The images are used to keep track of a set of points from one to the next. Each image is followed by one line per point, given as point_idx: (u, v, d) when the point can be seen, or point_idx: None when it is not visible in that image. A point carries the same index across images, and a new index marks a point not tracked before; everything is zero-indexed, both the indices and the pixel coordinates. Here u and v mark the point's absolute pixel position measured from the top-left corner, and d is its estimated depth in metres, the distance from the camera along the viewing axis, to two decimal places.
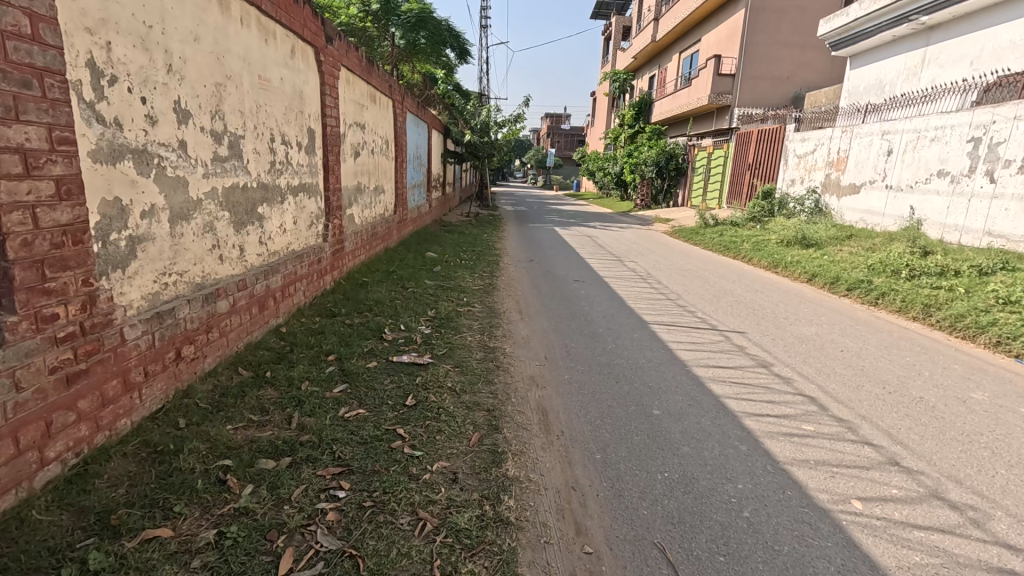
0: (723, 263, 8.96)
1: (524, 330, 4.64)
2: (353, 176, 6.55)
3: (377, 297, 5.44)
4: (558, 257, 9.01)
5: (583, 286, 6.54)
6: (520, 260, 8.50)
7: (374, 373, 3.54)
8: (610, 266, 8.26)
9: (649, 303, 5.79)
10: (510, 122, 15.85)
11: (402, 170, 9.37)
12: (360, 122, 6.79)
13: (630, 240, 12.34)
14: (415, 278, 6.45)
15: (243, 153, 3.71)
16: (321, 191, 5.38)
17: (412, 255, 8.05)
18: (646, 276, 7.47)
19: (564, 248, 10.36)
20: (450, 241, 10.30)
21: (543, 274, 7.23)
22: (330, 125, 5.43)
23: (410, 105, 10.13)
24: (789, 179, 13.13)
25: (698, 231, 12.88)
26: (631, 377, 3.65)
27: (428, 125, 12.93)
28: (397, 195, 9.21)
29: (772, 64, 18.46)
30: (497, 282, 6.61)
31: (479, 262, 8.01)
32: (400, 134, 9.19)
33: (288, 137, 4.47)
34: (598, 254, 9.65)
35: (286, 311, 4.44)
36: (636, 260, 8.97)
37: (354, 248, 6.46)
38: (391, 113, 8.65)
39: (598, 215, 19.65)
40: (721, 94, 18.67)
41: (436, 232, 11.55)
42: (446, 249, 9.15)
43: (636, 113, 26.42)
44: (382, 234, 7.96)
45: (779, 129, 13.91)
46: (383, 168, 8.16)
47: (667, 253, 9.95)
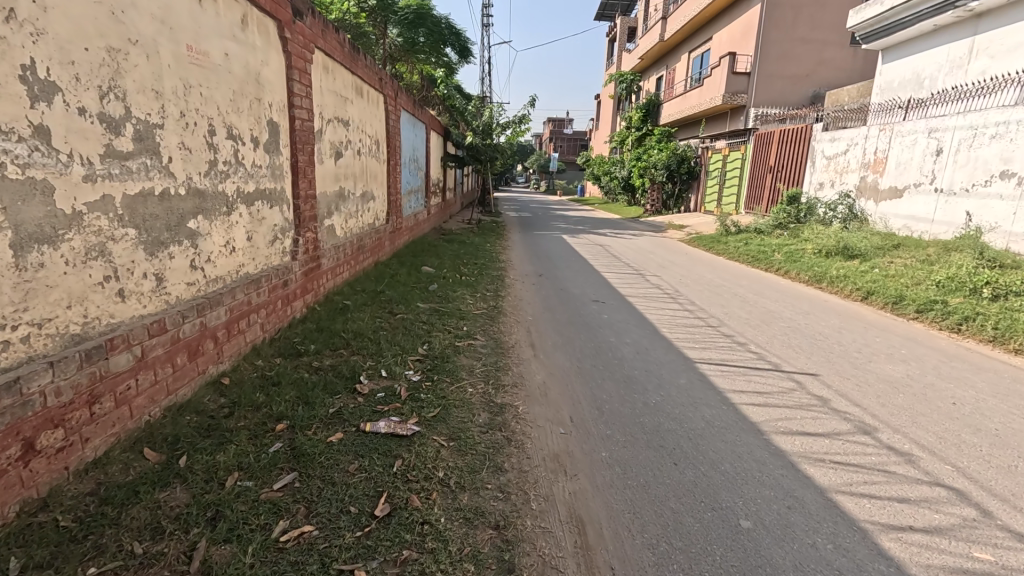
0: (757, 276, 7.96)
1: (540, 374, 3.65)
2: (333, 181, 5.58)
3: (357, 328, 4.46)
4: (570, 270, 8.02)
5: (604, 308, 5.54)
6: (528, 274, 7.54)
7: (336, 454, 2.53)
8: (631, 281, 7.27)
9: (689, 332, 4.78)
10: (514, 123, 14.91)
11: (394, 174, 8.39)
12: (343, 118, 5.83)
13: (645, 249, 11.38)
14: (406, 301, 5.46)
15: (162, 149, 2.73)
16: (288, 199, 4.39)
17: (406, 270, 7.09)
18: (674, 294, 6.48)
19: (575, 259, 9.37)
20: (450, 252, 9.33)
21: (556, 293, 6.24)
22: (300, 118, 4.46)
23: (405, 102, 9.19)
24: (817, 183, 12.12)
25: (719, 239, 11.89)
26: (691, 450, 2.66)
27: (426, 126, 11.99)
28: (389, 202, 8.25)
29: (789, 62, 17.50)
30: (504, 303, 5.61)
31: (482, 277, 7.03)
32: (393, 134, 8.25)
33: (237, 129, 3.50)
34: (615, 266, 8.67)
35: (234, 354, 3.45)
36: (659, 274, 7.97)
37: (334, 266, 5.49)
38: (382, 110, 7.69)
39: (605, 221, 18.73)
40: (735, 93, 17.78)
41: (435, 241, 10.59)
42: (444, 261, 8.19)
43: (644, 114, 25.51)
44: (371, 247, 7.00)
45: (804, 128, 12.91)
46: (372, 172, 7.19)
47: (691, 264, 8.96)
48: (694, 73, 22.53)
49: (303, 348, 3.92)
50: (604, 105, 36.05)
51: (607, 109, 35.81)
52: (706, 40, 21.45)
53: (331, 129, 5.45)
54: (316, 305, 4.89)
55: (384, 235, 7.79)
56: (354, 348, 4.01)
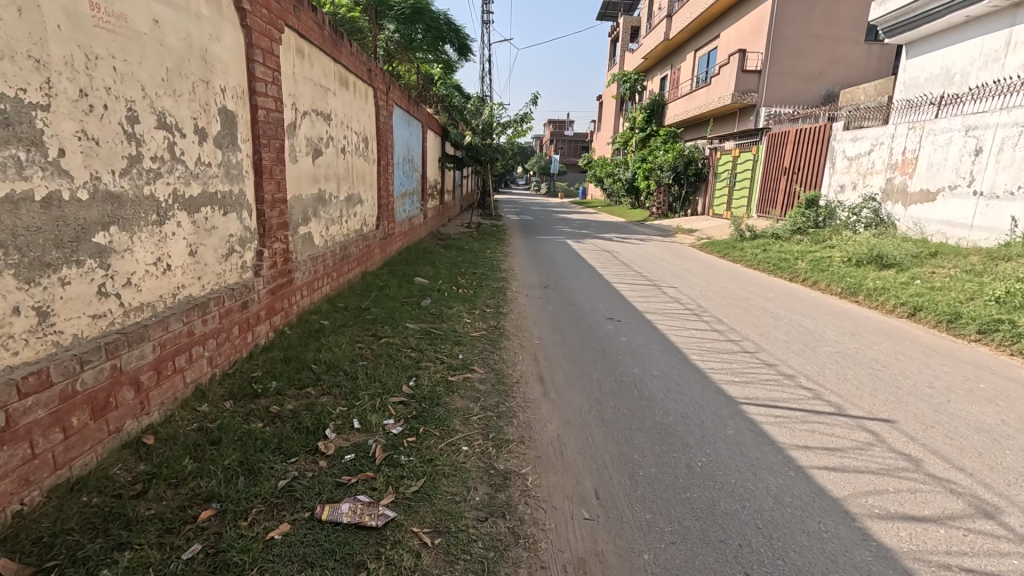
0: (783, 288, 7.26)
1: (552, 421, 2.96)
2: (311, 182, 4.88)
3: (332, 359, 3.75)
4: (578, 280, 7.34)
5: (621, 329, 4.85)
6: (533, 286, 6.85)
7: (274, 561, 1.82)
8: (647, 293, 6.55)
9: (724, 361, 4.06)
10: (516, 122, 14.20)
11: (385, 175, 7.67)
12: (323, 110, 5.12)
13: (655, 255, 10.66)
14: (395, 320, 4.75)
15: (46, 137, 2.02)
16: (250, 204, 3.69)
17: (397, 282, 6.39)
18: (696, 310, 5.76)
19: (582, 267, 8.68)
20: (446, 260, 8.60)
21: (565, 309, 5.56)
22: (264, 108, 3.75)
23: (399, 97, 8.50)
24: (837, 185, 11.41)
25: (733, 244, 11.20)
26: (762, 548, 1.97)
27: (422, 124, 11.25)
28: (380, 206, 7.52)
29: (801, 60, 16.83)
30: (506, 323, 4.91)
31: (481, 290, 6.32)
32: (384, 131, 7.54)
33: (174, 117, 2.80)
34: (626, 275, 7.97)
35: (167, 400, 2.74)
36: (676, 284, 7.26)
37: (310, 281, 4.77)
38: (372, 105, 7.00)
39: (608, 224, 18.03)
40: (745, 92, 17.07)
41: (432, 248, 9.87)
42: (440, 270, 7.49)
43: (648, 115, 24.84)
44: (357, 255, 6.28)
45: (823, 127, 12.19)
46: (359, 172, 6.49)
47: (708, 273, 8.24)
48: (701, 72, 21.86)
49: (261, 388, 3.20)
50: (607, 106, 35.33)
51: (609, 110, 35.09)
52: (713, 37, 20.76)
53: (308, 123, 4.74)
54: (287, 329, 4.18)
55: (374, 243, 7.07)
56: (324, 387, 3.29)
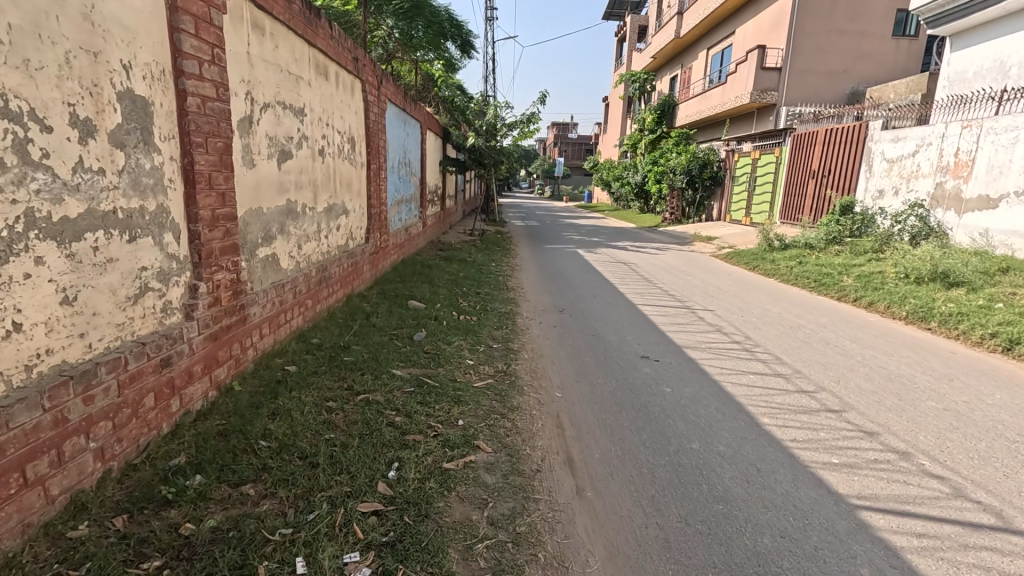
0: (835, 310, 6.27)
1: (596, 551, 2.02)
2: (276, 191, 3.93)
3: (289, 432, 2.80)
4: (599, 301, 6.41)
5: (661, 374, 3.91)
6: (548, 309, 5.92)
7: None
8: (680, 320, 5.56)
9: (809, 428, 3.08)
10: (521, 123, 13.24)
11: (375, 181, 6.71)
12: (293, 103, 4.18)
13: (677, 267, 9.69)
14: (379, 365, 3.80)
15: None
16: (178, 224, 2.74)
17: (388, 309, 5.44)
18: (744, 343, 4.78)
19: (599, 284, 7.72)
20: (446, 275, 7.65)
21: (588, 344, 4.62)
22: (198, 95, 2.81)
23: (393, 93, 7.57)
24: (875, 190, 10.43)
25: (761, 255, 10.23)
26: None
27: (421, 125, 10.30)
28: (369, 216, 6.57)
29: (824, 56, 15.88)
30: (519, 367, 3.95)
31: (487, 317, 5.36)
32: (374, 131, 6.58)
33: (26, 100, 1.85)
34: (651, 293, 7.01)
35: (6, 536, 1.78)
36: (711, 305, 6.29)
37: (273, 315, 3.82)
38: (360, 99, 6.06)
39: (620, 231, 17.08)
40: (765, 90, 16.13)
41: (430, 260, 8.93)
42: (439, 290, 6.53)
43: (659, 116, 23.90)
44: (341, 277, 5.34)
45: (856, 127, 11.18)
46: (344, 177, 5.56)
47: (743, 291, 7.25)
48: (714, 71, 20.91)
49: (175, 491, 2.24)
50: (613, 107, 34.36)
51: (615, 112, 34.15)
52: (728, 35, 19.79)
53: (271, 117, 3.80)
54: (237, 384, 3.23)
55: (362, 261, 6.13)
56: (268, 485, 2.33)
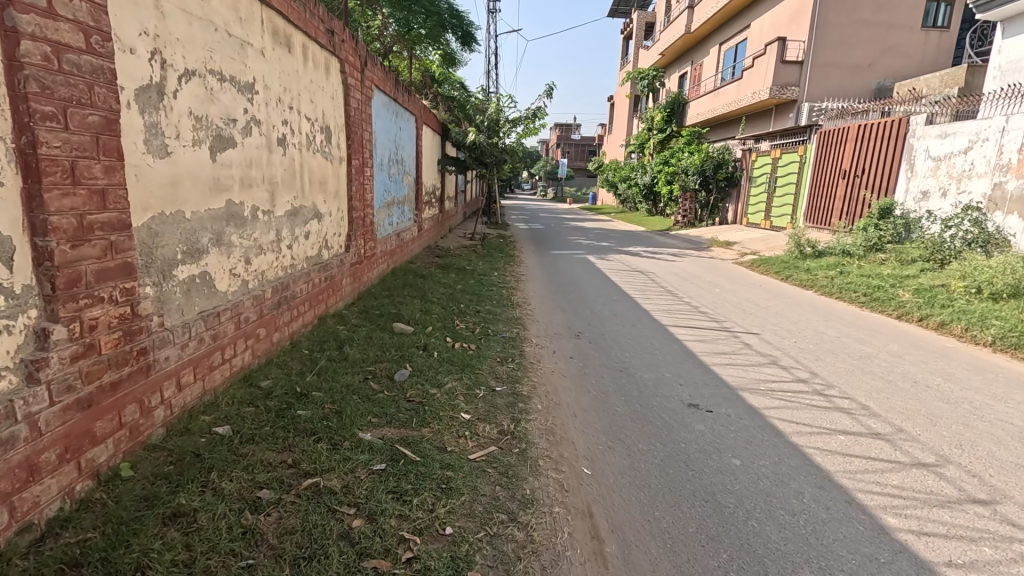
0: (903, 334, 5.26)
1: None
2: (208, 190, 2.95)
3: (181, 560, 1.81)
4: (619, 320, 5.42)
5: (719, 435, 2.92)
6: (561, 332, 4.95)
7: None
8: (723, 348, 4.56)
9: (968, 540, 2.07)
10: (526, 119, 12.25)
11: (357, 178, 5.71)
12: (235, 75, 3.19)
13: (700, 276, 8.72)
14: (342, 424, 2.82)
15: None
16: (7, 237, 1.75)
17: (367, 333, 4.47)
18: (812, 382, 3.78)
19: (617, 297, 6.75)
20: (442, 288, 6.67)
21: (616, 385, 3.63)
22: (47, 39, 1.82)
23: (382, 79, 6.61)
24: (919, 192, 9.41)
25: (792, 263, 9.26)
26: None
27: (416, 119, 9.32)
28: (350, 221, 5.59)
29: (849, 49, 14.93)
30: (530, 425, 2.97)
31: (489, 345, 4.39)
32: (356, 121, 5.59)
33: None
34: (680, 310, 6.04)
35: None
36: (754, 327, 5.31)
37: (202, 356, 2.84)
38: (338, 81, 5.10)
39: (630, 235, 16.15)
40: (785, 85, 15.17)
41: (425, 269, 7.95)
42: (432, 307, 5.55)
43: (668, 114, 22.96)
44: (308, 295, 4.36)
45: (894, 122, 10.18)
46: (315, 174, 4.59)
47: (785, 308, 6.24)
48: (727, 66, 19.96)
49: None
50: (619, 106, 33.35)
51: (621, 111, 33.17)
52: (743, 28, 18.78)
53: (198, 90, 2.82)
54: (130, 466, 2.25)
55: (339, 275, 5.16)
56: None
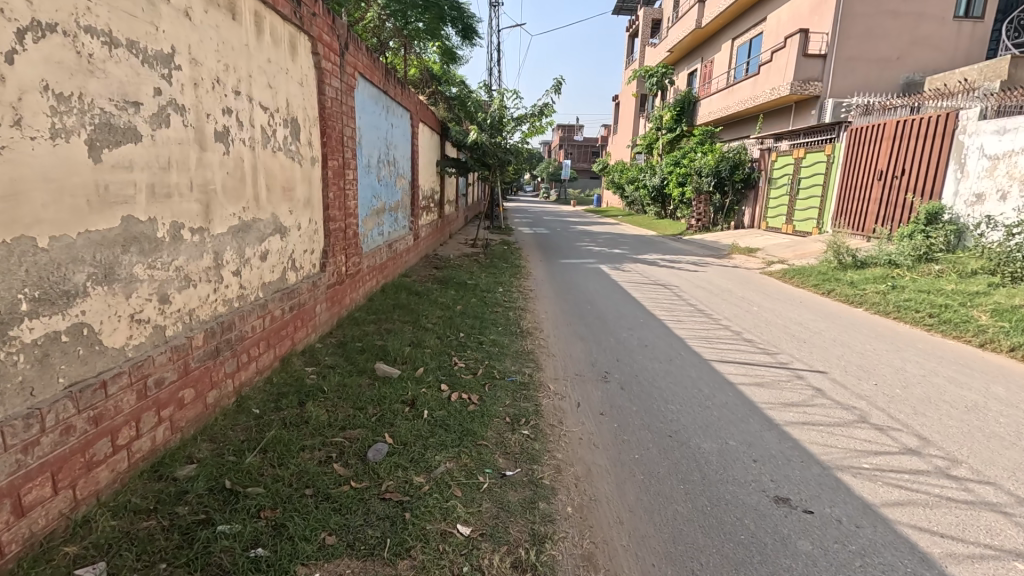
0: (1001, 370, 4.30)
1: None
2: (87, 204, 2.02)
3: None
4: (649, 354, 4.47)
5: (840, 564, 1.97)
6: (583, 371, 4.00)
7: None
8: (791, 398, 3.58)
9: None
10: (532, 117, 11.33)
11: (334, 181, 4.74)
12: (137, 40, 2.25)
13: (731, 290, 7.76)
14: (277, 558, 1.87)
15: None
16: None
17: (339, 380, 3.53)
18: (929, 456, 2.81)
19: (643, 318, 5.78)
20: (438, 309, 5.70)
21: (668, 464, 2.68)
22: None
23: (368, 66, 5.69)
24: (971, 194, 8.40)
25: (831, 273, 8.28)
26: None
27: (410, 115, 8.36)
28: (327, 234, 4.65)
29: (876, 41, 14.02)
30: (558, 549, 2.02)
31: (496, 395, 3.44)
32: (333, 114, 4.64)
33: None
34: (721, 338, 5.09)
35: None
36: (818, 363, 4.35)
37: (70, 453, 1.91)
38: (309, 64, 4.17)
39: (641, 240, 15.18)
40: (807, 81, 14.34)
41: (420, 285, 7.00)
42: (424, 338, 4.59)
43: (678, 113, 22.06)
44: (264, 333, 3.41)
45: (938, 117, 9.19)
46: (275, 178, 3.65)
47: (845, 335, 5.26)
48: (741, 62, 19.06)
49: None
50: (624, 106, 32.43)
51: (627, 110, 32.20)
52: (758, 22, 17.88)
53: (63, 55, 1.89)
54: None
55: (310, 302, 4.21)
56: None
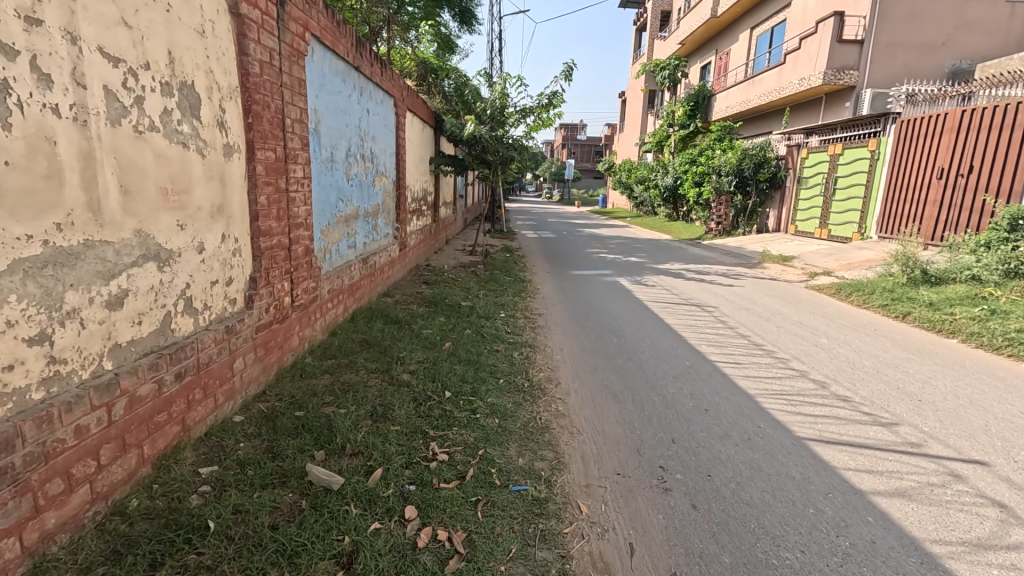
0: None
1: None
2: None
3: None
4: (713, 427, 3.12)
5: None
6: (626, 466, 2.66)
7: None
8: (970, 529, 2.21)
9: None
10: (538, 108, 9.97)
11: (268, 179, 3.36)
12: None
13: (783, 312, 6.39)
14: None
15: None
16: None
17: (240, 503, 2.18)
18: None
19: (690, 359, 4.41)
20: (419, 348, 4.34)
21: None
22: None
23: (328, 28, 4.33)
24: None
25: (899, 290, 6.90)
26: None
27: (393, 100, 6.98)
28: (257, 256, 3.29)
29: (919, 25, 12.64)
30: None
31: (496, 533, 2.09)
32: (265, 84, 3.28)
33: None
34: (804, 394, 3.72)
35: None
36: (964, 444, 2.98)
37: None
38: (218, 7, 2.81)
39: (658, 245, 13.79)
40: (842, 69, 12.97)
41: (403, 310, 5.64)
42: (392, 404, 3.23)
43: (691, 108, 20.71)
44: (112, 432, 2.07)
45: (1015, 105, 7.81)
46: (147, 174, 2.31)
47: (969, 388, 3.87)
48: (762, 52, 17.68)
49: None
50: (632, 102, 31.00)
51: (635, 107, 30.77)
52: (781, 7, 16.48)
53: None
54: None
55: (220, 360, 2.86)
56: None
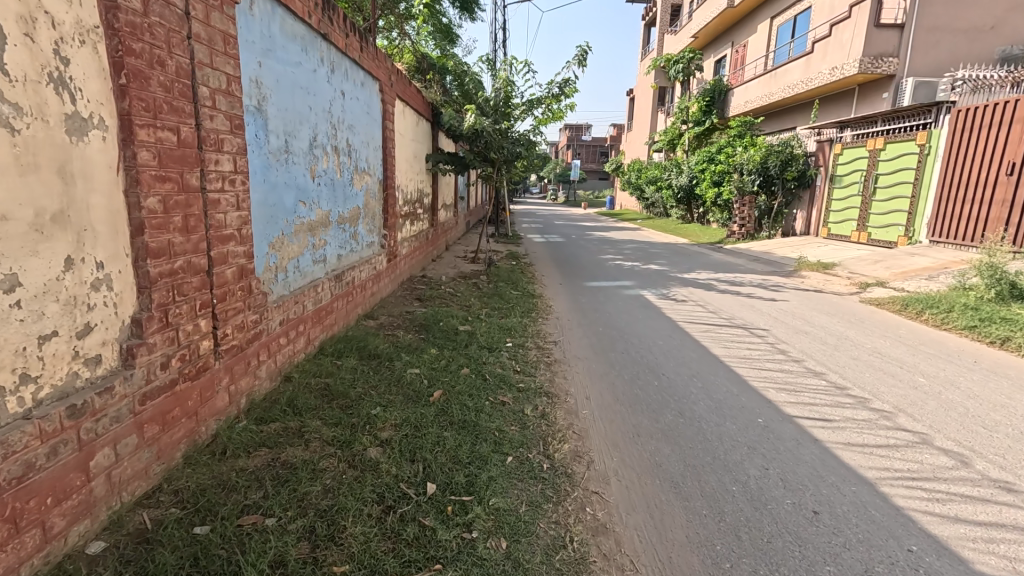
0: None
1: None
2: None
3: None
4: (840, 553, 2.01)
5: None
6: None
7: None
8: None
9: None
10: (547, 98, 8.87)
11: (164, 172, 2.26)
12: None
13: (851, 337, 5.25)
14: None
15: None
16: None
17: None
18: None
19: (762, 416, 3.28)
20: (397, 401, 3.23)
21: None
22: None
23: None
24: None
25: (986, 307, 5.75)
26: None
27: (378, 84, 5.86)
28: (144, 288, 2.19)
29: (967, 7, 11.46)
30: None
31: None
32: (155, 30, 2.18)
33: None
34: (946, 477, 2.59)
35: None
36: None
37: None
38: None
39: (678, 250, 12.66)
40: (880, 56, 11.79)
41: (386, 340, 4.54)
42: (345, 514, 2.13)
43: (706, 103, 19.56)
44: None
45: None
46: None
47: None
48: (784, 42, 16.51)
49: None
50: (642, 99, 29.85)
51: (645, 105, 29.59)
52: None
53: None
54: None
55: (57, 462, 1.77)
56: None
